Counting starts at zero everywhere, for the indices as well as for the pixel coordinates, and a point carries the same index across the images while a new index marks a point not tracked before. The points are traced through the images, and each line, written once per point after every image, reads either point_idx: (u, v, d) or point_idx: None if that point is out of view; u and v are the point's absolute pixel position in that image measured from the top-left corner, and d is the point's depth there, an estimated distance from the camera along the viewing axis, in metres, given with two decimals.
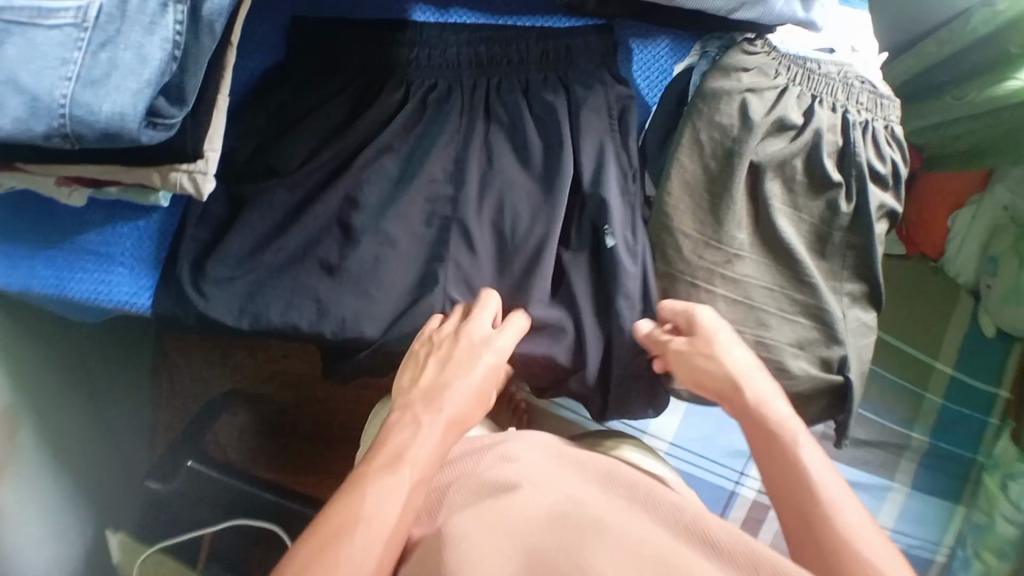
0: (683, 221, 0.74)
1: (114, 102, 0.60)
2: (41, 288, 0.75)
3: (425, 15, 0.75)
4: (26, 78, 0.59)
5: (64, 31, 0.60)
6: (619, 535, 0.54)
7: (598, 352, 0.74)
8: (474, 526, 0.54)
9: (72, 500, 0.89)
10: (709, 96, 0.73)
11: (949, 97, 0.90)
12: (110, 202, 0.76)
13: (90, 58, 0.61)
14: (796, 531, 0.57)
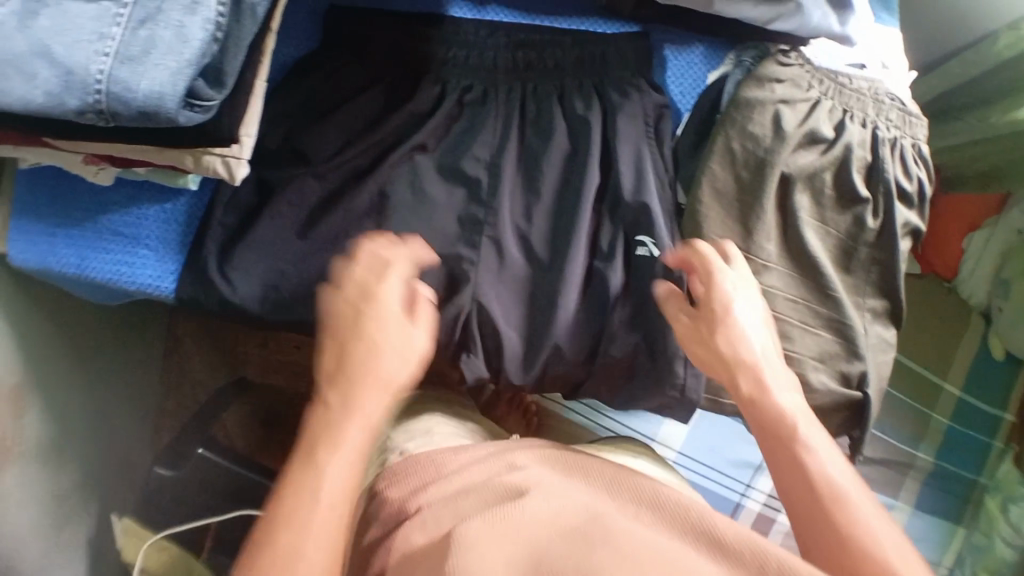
0: (715, 230, 0.74)
1: (154, 79, 0.57)
2: (61, 267, 0.74)
3: (462, 11, 0.76)
4: (61, 51, 0.56)
5: (102, 4, 0.57)
6: (625, 542, 0.49)
7: (622, 357, 0.74)
8: (478, 529, 0.50)
9: (74, 484, 0.89)
10: (743, 105, 0.73)
11: (972, 118, 0.90)
12: (137, 183, 0.76)
13: (129, 33, 0.57)
14: (806, 526, 0.54)
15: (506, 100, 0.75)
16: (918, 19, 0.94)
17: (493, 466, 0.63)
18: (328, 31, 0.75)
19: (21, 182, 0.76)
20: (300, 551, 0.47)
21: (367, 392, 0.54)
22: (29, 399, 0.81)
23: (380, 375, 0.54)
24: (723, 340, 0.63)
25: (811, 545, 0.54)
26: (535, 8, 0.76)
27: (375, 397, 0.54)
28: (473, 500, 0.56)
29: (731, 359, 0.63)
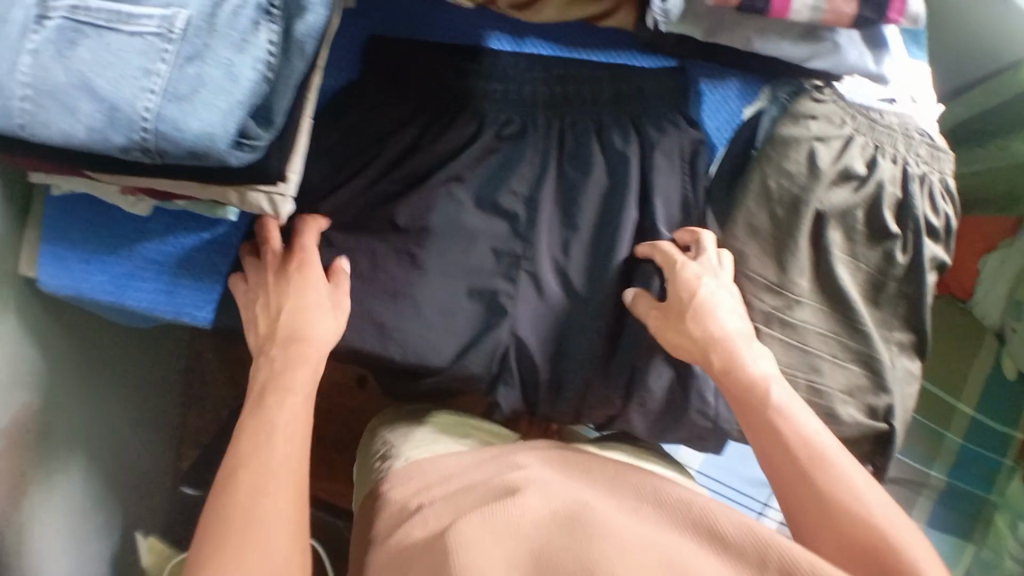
0: (752, 266, 0.75)
1: (202, 120, 0.59)
2: (98, 294, 0.75)
3: (500, 44, 0.75)
4: (103, 86, 0.58)
5: (146, 40, 0.59)
6: (610, 527, 0.56)
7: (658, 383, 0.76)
8: (470, 528, 0.57)
9: (101, 500, 0.89)
10: (779, 143, 0.75)
11: (998, 145, 0.91)
12: (175, 211, 0.75)
13: (176, 71, 0.59)
14: (791, 489, 0.64)
15: (544, 131, 0.77)
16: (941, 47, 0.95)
17: (495, 468, 0.72)
18: (368, 60, 0.75)
19: (49, 204, 0.75)
20: (263, 500, 0.59)
21: (305, 351, 0.67)
22: (60, 420, 0.82)
23: (317, 336, 0.68)
24: (696, 323, 0.70)
25: (794, 508, 0.64)
26: (574, 40, 0.76)
27: (307, 371, 0.67)
28: (475, 496, 0.64)
29: (702, 338, 0.70)
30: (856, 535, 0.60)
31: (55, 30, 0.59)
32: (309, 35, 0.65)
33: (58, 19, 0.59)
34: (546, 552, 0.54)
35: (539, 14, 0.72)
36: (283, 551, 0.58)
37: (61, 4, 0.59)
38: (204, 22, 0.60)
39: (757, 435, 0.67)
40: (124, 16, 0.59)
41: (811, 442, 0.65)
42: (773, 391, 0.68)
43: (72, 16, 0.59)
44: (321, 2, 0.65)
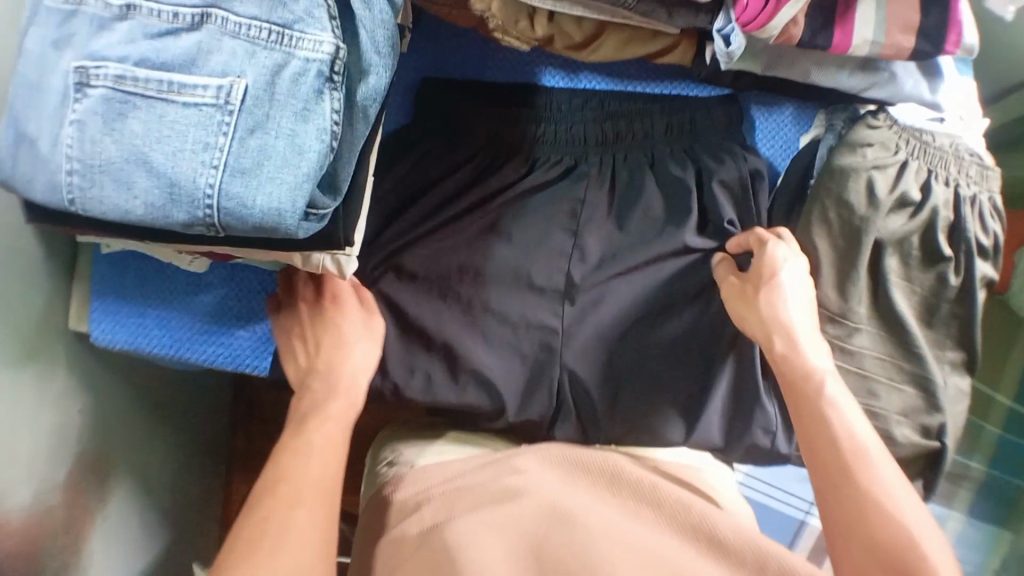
0: (823, 296, 0.76)
1: (270, 196, 0.58)
2: (156, 348, 0.73)
3: (554, 80, 0.75)
4: (163, 163, 0.57)
5: (204, 112, 0.57)
6: (598, 528, 0.60)
7: (716, 415, 0.75)
8: (471, 525, 0.60)
9: (159, 530, 0.89)
10: (837, 173, 0.74)
11: None
12: (233, 264, 0.74)
13: (238, 144, 0.58)
14: (826, 481, 0.62)
15: (598, 167, 0.76)
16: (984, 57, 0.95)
17: (495, 468, 0.68)
18: (422, 103, 0.75)
19: (95, 261, 0.73)
20: (297, 512, 0.57)
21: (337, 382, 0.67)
22: (115, 465, 0.81)
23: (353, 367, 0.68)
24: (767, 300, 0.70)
25: (828, 502, 0.61)
26: (626, 74, 0.77)
27: (343, 401, 0.66)
28: (476, 499, 0.64)
29: (770, 319, 0.70)
30: (885, 540, 0.57)
31: (100, 99, 0.57)
32: (371, 100, 0.65)
33: (104, 89, 0.57)
34: (543, 548, 0.59)
35: (595, 53, 0.72)
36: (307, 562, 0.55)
37: (104, 72, 0.57)
38: (263, 91, 0.59)
39: (804, 426, 0.66)
40: (174, 86, 0.57)
41: (855, 439, 0.63)
42: (827, 387, 0.66)
43: (118, 86, 0.57)
44: (381, 66, 0.65)
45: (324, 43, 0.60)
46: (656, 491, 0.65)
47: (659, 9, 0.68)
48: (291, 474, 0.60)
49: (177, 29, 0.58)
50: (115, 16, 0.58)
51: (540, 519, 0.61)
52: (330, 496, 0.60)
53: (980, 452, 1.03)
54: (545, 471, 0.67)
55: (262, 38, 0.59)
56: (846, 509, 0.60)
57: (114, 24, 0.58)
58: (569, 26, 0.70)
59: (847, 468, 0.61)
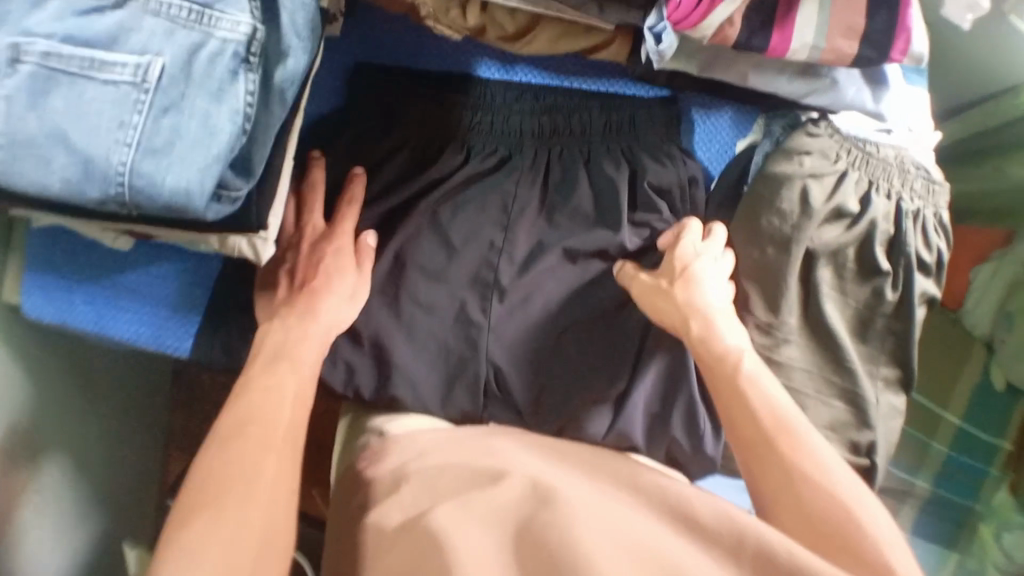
0: (753, 306, 0.75)
1: (179, 175, 0.58)
2: (80, 325, 0.74)
3: (490, 72, 0.75)
4: (80, 139, 0.57)
5: (121, 89, 0.58)
6: (576, 499, 0.57)
7: (642, 420, 0.73)
8: (455, 512, 0.57)
9: (88, 508, 0.88)
10: (771, 181, 0.74)
11: (1003, 164, 0.90)
12: (155, 245, 0.74)
13: (152, 123, 0.58)
14: (751, 456, 0.62)
15: (531, 163, 0.75)
16: (943, 67, 0.93)
17: (474, 446, 0.66)
18: (355, 88, 0.74)
19: (27, 234, 0.74)
20: (259, 470, 0.57)
21: (292, 360, 0.64)
22: (46, 444, 0.81)
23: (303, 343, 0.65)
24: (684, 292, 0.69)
25: (756, 476, 0.61)
26: (563, 68, 0.76)
27: (312, 346, 0.65)
28: (459, 482, 0.61)
29: (684, 304, 0.69)
30: (825, 516, 0.57)
31: (26, 76, 0.57)
32: (288, 83, 0.64)
33: (30, 65, 0.57)
34: (531, 534, 0.55)
35: (530, 46, 0.71)
36: (274, 518, 0.55)
37: (33, 47, 0.57)
38: (179, 71, 0.59)
39: (723, 402, 0.66)
40: (95, 63, 0.58)
41: (776, 412, 0.64)
42: (743, 366, 0.66)
43: (45, 63, 0.57)
44: (300, 49, 0.64)
45: (241, 24, 0.60)
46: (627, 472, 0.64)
47: (590, 3, 0.66)
48: (240, 451, 0.57)
49: (103, 6, 0.59)
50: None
51: (526, 504, 0.58)
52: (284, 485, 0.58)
53: (925, 469, 1.02)
54: (522, 453, 0.65)
55: (183, 17, 0.60)
56: (776, 478, 0.60)
57: (46, 2, 0.59)
58: (501, 17, 0.69)
59: (770, 442, 0.62)
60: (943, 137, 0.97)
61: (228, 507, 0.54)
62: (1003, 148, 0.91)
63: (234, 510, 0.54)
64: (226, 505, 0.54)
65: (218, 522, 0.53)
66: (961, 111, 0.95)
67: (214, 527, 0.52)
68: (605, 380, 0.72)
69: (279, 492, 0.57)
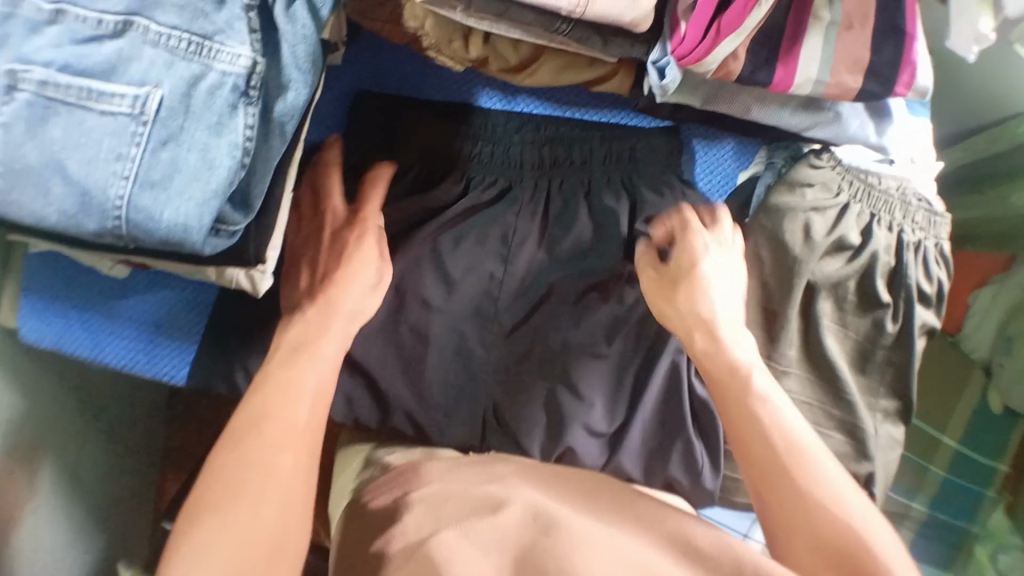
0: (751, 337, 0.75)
1: (178, 209, 0.58)
2: (77, 350, 0.73)
3: (491, 101, 0.75)
4: (78, 170, 0.56)
5: (118, 121, 0.57)
6: (588, 537, 0.57)
7: (637, 455, 0.74)
8: (458, 539, 0.57)
9: (84, 525, 0.88)
10: (773, 212, 0.74)
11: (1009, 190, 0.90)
12: (155, 272, 0.74)
13: (150, 155, 0.57)
14: (762, 480, 0.60)
15: (531, 191, 0.75)
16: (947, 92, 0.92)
17: (480, 472, 0.66)
18: (356, 113, 0.74)
19: (25, 258, 0.73)
20: (269, 473, 0.55)
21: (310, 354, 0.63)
22: (41, 465, 0.80)
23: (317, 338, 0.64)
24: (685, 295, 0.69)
25: (767, 503, 0.59)
26: (562, 98, 0.76)
27: (334, 338, 0.64)
28: (462, 508, 0.61)
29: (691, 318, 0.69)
30: (840, 548, 0.54)
31: (23, 104, 0.56)
32: (288, 116, 0.64)
33: (27, 93, 0.56)
34: (533, 561, 0.55)
35: (532, 77, 0.72)
36: (281, 530, 0.54)
37: (31, 75, 0.56)
38: (178, 102, 0.58)
39: (734, 423, 0.63)
40: (93, 93, 0.57)
41: (789, 433, 0.61)
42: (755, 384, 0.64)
43: (41, 92, 0.56)
44: (301, 82, 0.64)
45: (241, 57, 0.60)
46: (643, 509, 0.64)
47: (594, 37, 0.66)
48: (246, 463, 0.56)
49: (101, 35, 0.58)
50: (46, 20, 0.58)
51: (528, 535, 0.58)
52: (298, 496, 0.56)
53: (923, 492, 0.96)
54: (524, 481, 0.65)
55: (182, 48, 0.58)
56: (787, 507, 0.58)
57: (45, 29, 0.58)
58: (504, 48, 0.69)
59: (783, 468, 0.59)
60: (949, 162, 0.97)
61: (232, 521, 0.52)
62: (1008, 174, 0.91)
63: (242, 524, 0.52)
64: (230, 517, 0.52)
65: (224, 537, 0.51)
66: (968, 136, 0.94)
67: (217, 543, 0.51)
68: (601, 404, 0.73)
69: (293, 503, 0.55)
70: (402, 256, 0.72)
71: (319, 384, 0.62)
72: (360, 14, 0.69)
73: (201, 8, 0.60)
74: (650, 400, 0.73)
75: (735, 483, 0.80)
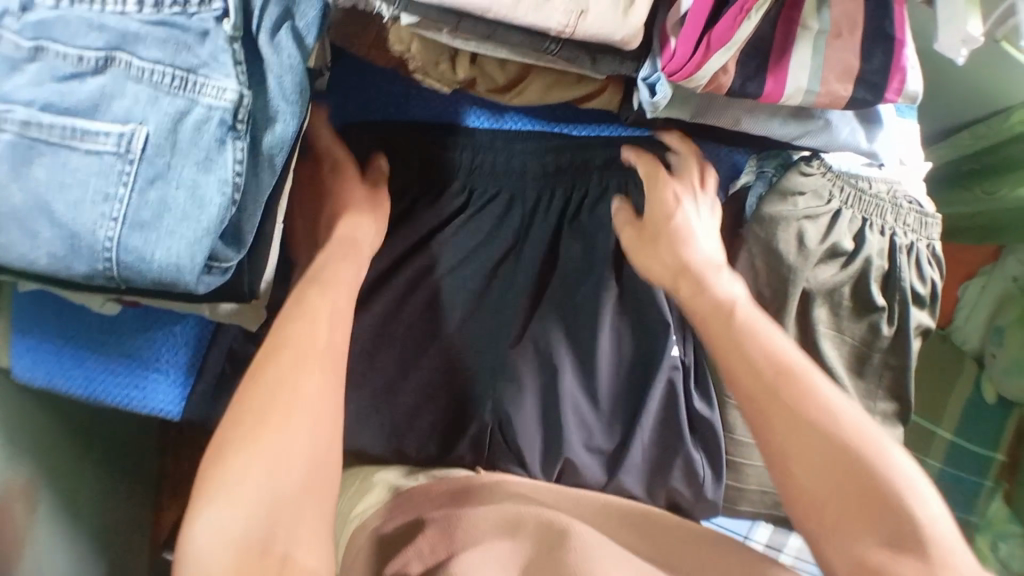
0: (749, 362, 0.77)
1: (168, 248, 0.58)
2: (70, 388, 0.72)
3: (479, 119, 0.77)
4: (65, 214, 0.56)
5: (104, 160, 0.57)
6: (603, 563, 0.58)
7: (638, 474, 0.76)
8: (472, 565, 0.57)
9: (87, 562, 0.87)
10: (766, 221, 0.73)
11: (992, 185, 0.91)
12: (148, 308, 0.73)
13: (138, 196, 0.57)
14: (753, 405, 0.60)
15: (533, 199, 0.78)
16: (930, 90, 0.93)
17: (487, 494, 0.67)
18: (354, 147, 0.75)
19: (15, 295, 0.72)
20: (299, 391, 0.55)
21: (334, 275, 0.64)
22: (40, 508, 0.79)
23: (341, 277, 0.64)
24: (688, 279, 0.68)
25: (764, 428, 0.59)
26: (554, 114, 0.78)
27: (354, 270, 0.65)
28: (476, 530, 0.62)
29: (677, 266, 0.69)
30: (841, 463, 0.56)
31: (4, 145, 0.56)
32: (277, 148, 0.63)
33: (9, 134, 0.56)
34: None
35: (519, 95, 0.71)
36: (311, 454, 0.53)
37: (12, 116, 0.56)
38: (165, 139, 0.58)
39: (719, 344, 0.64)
40: (77, 132, 0.57)
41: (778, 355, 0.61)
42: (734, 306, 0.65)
43: (25, 133, 0.56)
44: (289, 113, 0.63)
45: (228, 91, 0.59)
46: (654, 536, 0.66)
47: (583, 55, 0.66)
48: (262, 404, 0.53)
49: (82, 72, 0.58)
50: (26, 57, 0.57)
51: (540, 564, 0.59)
52: (327, 444, 0.54)
53: None
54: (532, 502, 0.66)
55: (166, 83, 0.58)
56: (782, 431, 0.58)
57: (25, 66, 0.57)
58: (491, 69, 0.69)
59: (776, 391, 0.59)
60: (933, 159, 0.97)
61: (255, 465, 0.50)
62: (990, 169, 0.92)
63: (277, 455, 0.51)
64: (257, 458, 0.50)
65: (253, 478, 0.49)
66: (951, 132, 0.95)
67: (236, 495, 0.49)
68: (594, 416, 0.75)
69: (323, 441, 0.54)
70: (414, 285, 0.75)
71: (334, 332, 0.60)
72: (343, 38, 0.69)
73: (184, 41, 0.59)
74: (647, 411, 0.75)
75: (738, 492, 0.80)
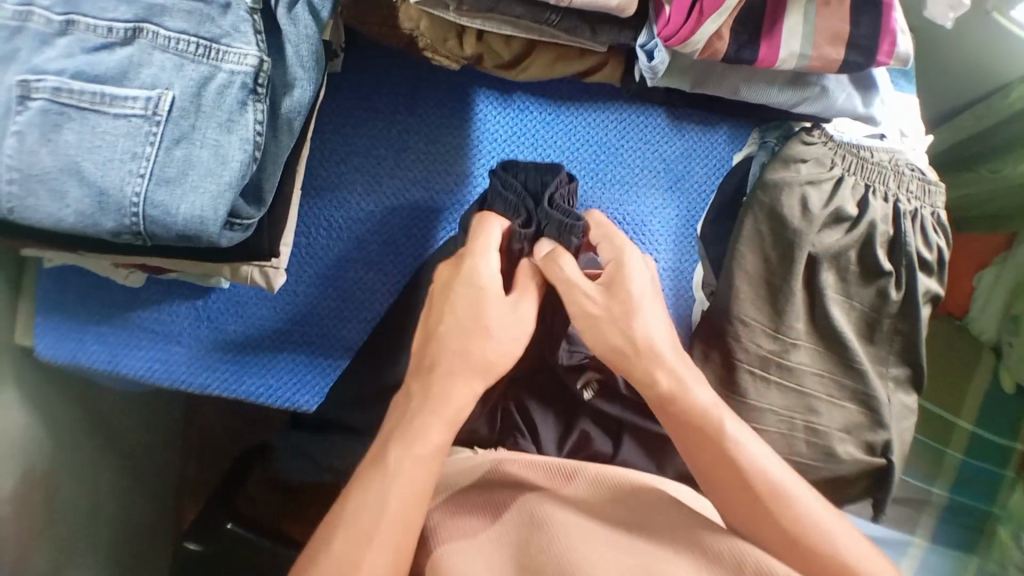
0: None
1: (192, 203, 0.58)
2: (93, 362, 0.75)
3: (487, 100, 0.81)
4: (94, 171, 0.57)
5: (132, 122, 0.58)
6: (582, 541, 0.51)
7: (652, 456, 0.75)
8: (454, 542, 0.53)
9: (108, 554, 0.87)
10: (770, 188, 0.76)
11: (991, 166, 0.94)
12: (168, 281, 0.76)
13: (164, 153, 0.58)
14: (750, 519, 0.53)
15: None
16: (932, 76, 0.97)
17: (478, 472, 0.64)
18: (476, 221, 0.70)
19: (41, 277, 0.75)
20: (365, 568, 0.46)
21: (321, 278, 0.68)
22: (64, 490, 0.80)
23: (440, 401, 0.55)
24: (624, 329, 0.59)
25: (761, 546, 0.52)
26: (553, 90, 0.81)
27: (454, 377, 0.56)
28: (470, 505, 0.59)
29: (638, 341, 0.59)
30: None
31: (37, 112, 0.57)
32: (296, 112, 0.66)
33: (41, 101, 0.57)
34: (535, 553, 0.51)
35: (526, 71, 0.75)
36: None
37: (44, 84, 0.57)
38: (190, 103, 0.59)
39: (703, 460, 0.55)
40: (106, 97, 0.58)
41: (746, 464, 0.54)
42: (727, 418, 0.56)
43: (56, 98, 0.57)
44: (306, 80, 0.66)
45: (248, 57, 0.61)
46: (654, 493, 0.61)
47: (583, 26, 0.69)
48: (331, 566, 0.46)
49: (111, 43, 0.59)
50: (56, 31, 0.58)
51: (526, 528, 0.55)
52: None
53: (941, 478, 1.05)
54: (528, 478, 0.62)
55: (190, 51, 0.60)
56: (779, 531, 0.52)
57: (55, 40, 0.58)
58: (497, 45, 0.72)
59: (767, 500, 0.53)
60: (937, 146, 1.01)
61: None
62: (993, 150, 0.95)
63: None
64: None
65: None
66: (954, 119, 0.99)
67: None
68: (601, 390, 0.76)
69: None
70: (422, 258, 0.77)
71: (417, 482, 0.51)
72: (355, 19, 0.73)
73: (207, 13, 0.61)
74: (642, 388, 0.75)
75: None
